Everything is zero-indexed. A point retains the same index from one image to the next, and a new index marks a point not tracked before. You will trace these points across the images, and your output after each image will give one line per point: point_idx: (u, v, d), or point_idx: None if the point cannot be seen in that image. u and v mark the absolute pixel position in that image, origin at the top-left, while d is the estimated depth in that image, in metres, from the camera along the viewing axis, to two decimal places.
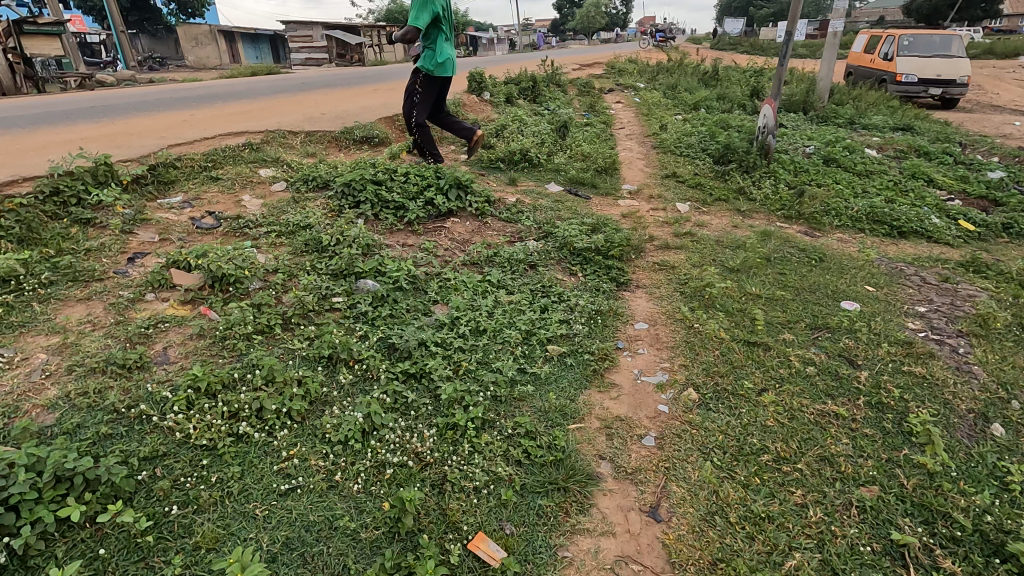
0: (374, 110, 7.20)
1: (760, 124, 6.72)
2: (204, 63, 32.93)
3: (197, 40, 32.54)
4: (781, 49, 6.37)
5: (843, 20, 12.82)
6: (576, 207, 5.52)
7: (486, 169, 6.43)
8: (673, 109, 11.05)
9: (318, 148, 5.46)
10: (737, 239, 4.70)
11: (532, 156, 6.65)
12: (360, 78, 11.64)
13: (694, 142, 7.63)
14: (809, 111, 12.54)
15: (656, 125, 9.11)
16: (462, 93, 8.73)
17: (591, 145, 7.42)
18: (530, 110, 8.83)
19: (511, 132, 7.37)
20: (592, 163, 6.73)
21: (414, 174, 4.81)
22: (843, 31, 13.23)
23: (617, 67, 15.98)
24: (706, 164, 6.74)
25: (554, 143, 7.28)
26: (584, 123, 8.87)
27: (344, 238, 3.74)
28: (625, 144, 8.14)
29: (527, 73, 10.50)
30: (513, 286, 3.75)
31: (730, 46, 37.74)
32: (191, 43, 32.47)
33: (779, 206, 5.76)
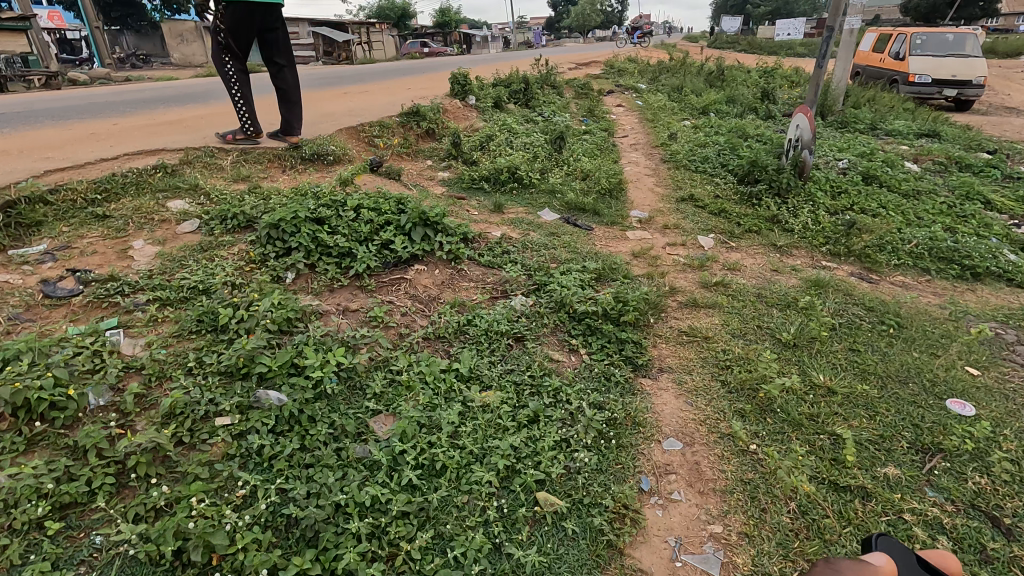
0: (336, 119, 6.12)
1: (793, 135, 5.67)
2: (189, 61, 31.67)
3: (181, 35, 31.23)
4: (820, 47, 5.29)
5: (859, 17, 11.83)
6: (575, 244, 4.49)
7: (467, 192, 5.39)
8: (679, 115, 10.01)
9: (253, 171, 4.38)
10: (782, 292, 3.67)
11: (521, 175, 5.61)
12: (334, 80, 10.58)
13: (710, 156, 6.62)
14: (825, 115, 11.55)
15: (663, 134, 8.06)
16: (444, 97, 7.67)
17: (591, 160, 6.39)
18: (522, 117, 7.79)
19: (499, 144, 6.32)
20: (593, 183, 5.69)
21: (368, 208, 3.77)
22: (859, 28, 12.22)
23: (617, 67, 14.90)
24: (728, 185, 5.72)
25: (548, 157, 6.24)
26: (582, 132, 7.84)
27: (253, 312, 2.66)
28: (629, 157, 7.10)
29: (519, 74, 9.43)
30: (491, 378, 2.70)
31: (728, 45, 36.76)
32: (174, 38, 31.15)
33: (822, 239, 4.74)
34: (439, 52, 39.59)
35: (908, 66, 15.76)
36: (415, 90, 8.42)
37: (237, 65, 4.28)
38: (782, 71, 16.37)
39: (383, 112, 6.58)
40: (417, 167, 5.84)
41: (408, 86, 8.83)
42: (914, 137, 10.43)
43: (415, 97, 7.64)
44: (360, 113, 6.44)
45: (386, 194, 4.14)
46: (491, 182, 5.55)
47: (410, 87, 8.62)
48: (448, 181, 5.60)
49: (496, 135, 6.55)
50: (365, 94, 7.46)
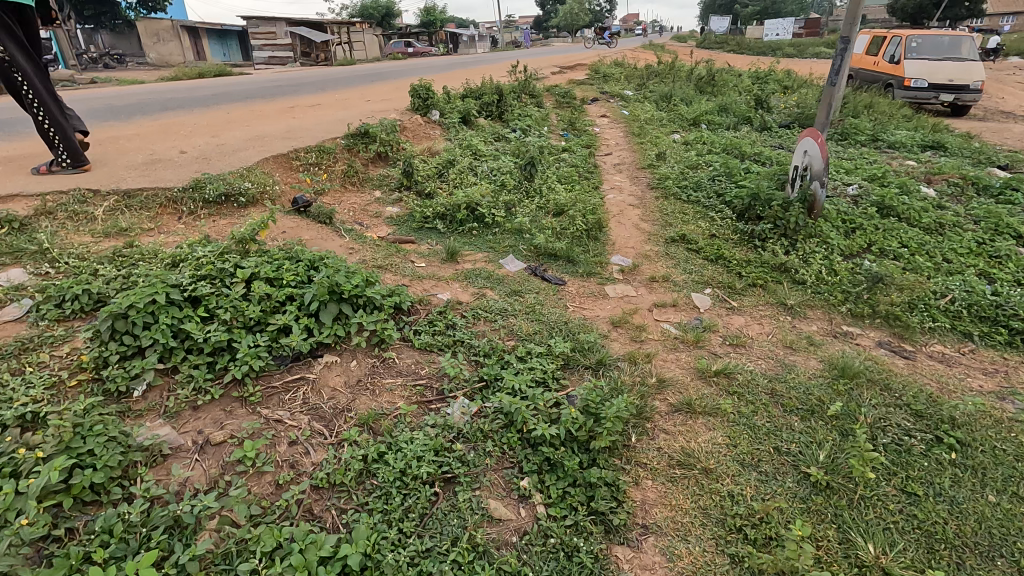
0: (266, 140, 5.21)
1: (800, 163, 4.85)
2: (166, 59, 30.75)
3: (156, 35, 30.36)
4: (833, 61, 4.48)
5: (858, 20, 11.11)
6: (541, 307, 3.64)
7: (417, 234, 4.53)
8: (668, 128, 9.20)
9: (136, 220, 3.49)
10: (801, 386, 2.85)
11: (484, 212, 4.75)
12: (293, 89, 9.68)
13: (702, 183, 5.81)
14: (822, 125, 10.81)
15: (650, 152, 7.24)
16: (403, 113, 6.81)
17: (567, 189, 5.56)
18: (493, 134, 6.93)
19: (460, 171, 5.46)
20: (568, 219, 4.84)
21: (265, 279, 2.90)
22: None
23: (602, 72, 14.09)
24: (724, 222, 4.91)
25: (516, 186, 5.39)
26: (559, 152, 7.02)
27: (35, 477, 1.78)
28: (611, 182, 6.27)
29: (492, 83, 8.57)
30: (397, 565, 1.86)
31: (716, 45, 36.13)
32: (150, 38, 30.34)
33: (839, 294, 3.93)
34: (423, 52, 38.62)
35: (903, 70, 15.02)
36: (373, 102, 7.53)
37: (40, 90, 3.58)
38: (775, 74, 15.63)
39: (326, 131, 5.66)
40: (361, 202, 4.98)
41: (367, 97, 7.94)
42: (919, 150, 9.69)
43: (369, 113, 6.74)
44: (299, 134, 5.54)
45: (299, 252, 3.26)
46: (445, 221, 4.70)
47: (368, 99, 7.74)
48: (395, 219, 4.74)
49: (459, 159, 5.69)
50: (313, 112, 6.57)
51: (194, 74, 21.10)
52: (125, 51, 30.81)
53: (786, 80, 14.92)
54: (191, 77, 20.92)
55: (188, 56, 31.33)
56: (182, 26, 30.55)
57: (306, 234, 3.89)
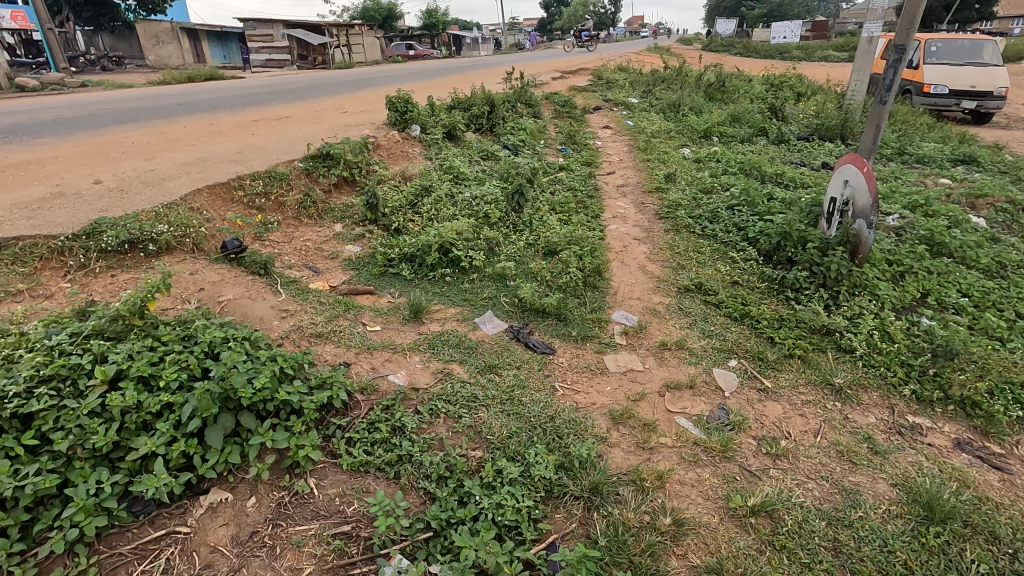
0: (208, 164, 4.44)
1: (840, 197, 4.07)
2: (166, 62, 30.04)
3: (156, 37, 29.36)
4: (889, 74, 3.71)
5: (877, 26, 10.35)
6: (520, 390, 2.86)
7: (377, 284, 3.76)
8: (676, 141, 8.41)
9: (3, 281, 2.74)
10: (875, 536, 2.05)
11: (461, 253, 3.97)
12: (270, 98, 8.95)
13: (719, 213, 5.02)
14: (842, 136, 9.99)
15: (658, 172, 6.46)
16: (380, 128, 6.05)
17: (562, 222, 4.78)
18: (480, 152, 6.16)
19: (437, 200, 4.68)
20: (562, 261, 4.06)
21: (135, 381, 2.11)
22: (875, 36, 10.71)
23: (605, 77, 13.31)
24: (748, 267, 4.11)
25: (502, 218, 4.62)
26: (555, 173, 6.25)
27: None
28: (613, 210, 5.49)
29: (483, 92, 7.80)
30: None
31: (722, 48, 35.35)
32: (150, 40, 29.35)
33: (898, 370, 3.14)
34: (423, 54, 37.92)
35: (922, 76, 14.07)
36: (347, 115, 6.78)
37: None
38: (789, 79, 14.81)
39: (282, 152, 4.89)
40: (315, 241, 4.22)
41: (343, 109, 7.19)
42: (950, 166, 8.85)
43: (339, 129, 5.99)
44: (251, 154, 4.76)
45: (199, 328, 2.47)
46: (413, 264, 3.92)
47: (345, 111, 6.98)
48: (355, 263, 3.98)
49: (436, 185, 4.91)
50: (276, 129, 5.82)
51: (185, 77, 20.40)
52: (123, 51, 30.26)
53: (800, 85, 14.10)
54: (182, 80, 20.23)
55: (187, 57, 30.69)
56: (180, 27, 29.92)
57: (229, 292, 3.11)
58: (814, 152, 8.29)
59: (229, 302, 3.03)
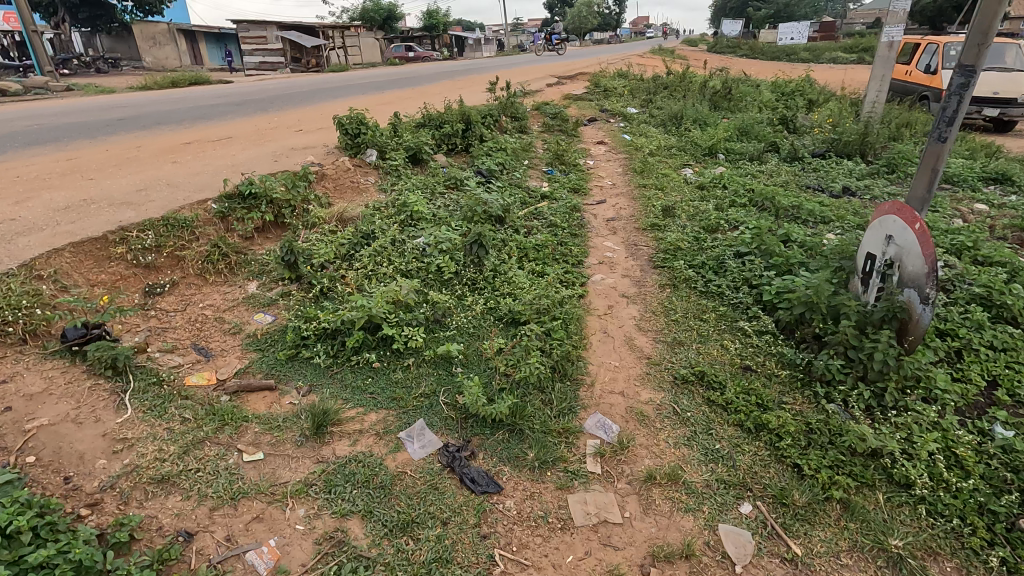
0: (92, 208, 3.60)
1: (886, 256, 3.17)
2: (165, 64, 29.14)
3: (153, 39, 28.63)
4: (957, 104, 2.85)
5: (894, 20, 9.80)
6: (440, 570, 1.98)
7: (281, 377, 2.89)
8: (677, 160, 7.52)
9: None
10: None
11: (395, 329, 3.10)
12: (231, 111, 8.16)
13: (726, 263, 4.13)
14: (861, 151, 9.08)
15: (654, 202, 5.61)
16: (329, 155, 5.21)
17: (534, 277, 3.91)
18: (447, 181, 5.30)
19: (379, 251, 3.81)
20: (525, 336, 3.18)
21: None
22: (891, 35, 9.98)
23: (603, 85, 12.41)
24: (763, 346, 3.23)
25: (458, 274, 3.76)
26: (534, 206, 5.41)
27: None
28: (599, 253, 4.63)
29: (459, 105, 6.95)
30: None
31: (728, 50, 34.34)
32: (148, 42, 28.49)
33: (981, 525, 2.23)
34: (423, 55, 37.08)
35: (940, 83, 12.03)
36: (298, 134, 5.94)
37: None
38: (799, 86, 13.90)
39: (194, 189, 4.05)
40: (218, 309, 3.36)
41: (297, 126, 6.36)
42: (984, 187, 7.95)
43: (281, 155, 5.15)
44: (154, 194, 3.92)
45: None
46: (334, 344, 3.05)
47: (299, 130, 6.14)
48: (260, 342, 3.11)
49: (381, 229, 4.04)
50: (206, 156, 4.98)
51: (170, 79, 19.55)
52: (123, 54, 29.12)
53: (812, 92, 13.22)
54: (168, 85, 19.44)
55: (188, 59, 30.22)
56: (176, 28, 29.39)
57: (47, 412, 2.26)
58: (832, 173, 7.42)
59: (40, 430, 2.17)
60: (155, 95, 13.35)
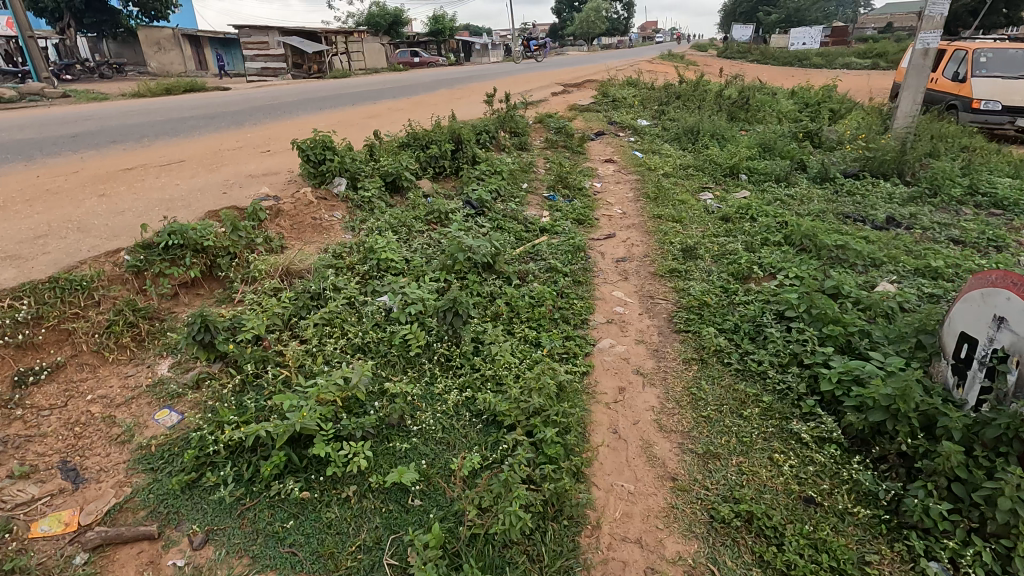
0: None
1: (993, 341, 2.33)
2: (167, 69, 28.39)
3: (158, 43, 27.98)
4: None
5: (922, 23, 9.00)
6: None
7: (171, 516, 2.11)
8: (694, 183, 6.71)
9: None
10: None
11: (332, 444, 2.30)
12: (204, 124, 7.45)
13: (767, 328, 3.30)
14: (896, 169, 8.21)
15: (671, 238, 4.82)
16: (292, 184, 4.45)
17: (524, 349, 3.12)
18: (428, 215, 4.52)
19: (329, 319, 3.02)
20: (507, 450, 2.38)
21: None
22: (920, 40, 9.18)
23: (612, 95, 11.59)
24: (829, 465, 2.40)
25: (428, 350, 2.97)
26: (531, 244, 4.64)
27: None
28: (607, 308, 3.85)
29: (451, 121, 6.19)
30: None
31: (739, 55, 33.45)
32: (152, 47, 27.83)
33: None
34: (428, 61, 36.46)
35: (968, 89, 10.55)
36: (262, 157, 5.20)
37: None
38: (822, 95, 13.04)
39: (109, 237, 3.30)
40: (111, 402, 2.59)
41: (265, 146, 5.61)
42: None
43: (234, 184, 4.39)
44: (54, 244, 3.17)
45: None
46: (248, 466, 2.25)
47: (266, 152, 5.40)
48: (153, 457, 2.32)
49: (336, 286, 3.24)
50: (143, 185, 4.23)
51: (162, 87, 18.85)
52: (128, 59, 28.72)
53: (836, 102, 12.36)
54: (162, 92, 18.77)
55: (191, 64, 29.73)
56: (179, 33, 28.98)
57: None
58: (870, 198, 6.59)
59: None
60: (141, 103, 12.79)
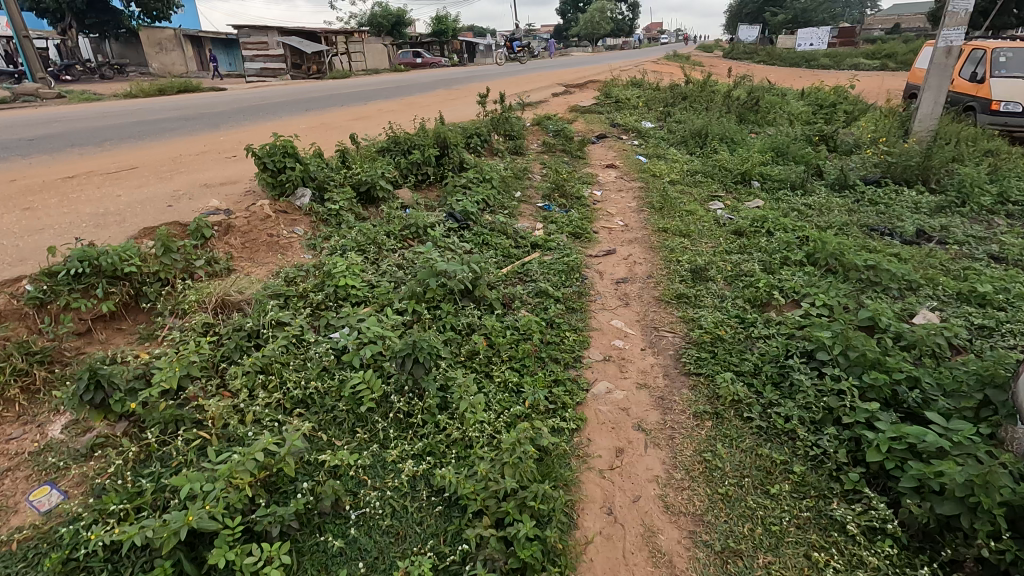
0: None
1: None
2: (172, 70, 28.33)
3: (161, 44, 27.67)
4: None
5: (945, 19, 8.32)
6: None
7: None
8: (702, 192, 6.17)
9: None
10: None
11: (241, 546, 1.78)
12: (177, 125, 6.96)
13: (794, 372, 2.77)
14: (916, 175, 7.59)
15: (678, 257, 4.29)
16: (249, 195, 3.94)
17: (502, 400, 2.60)
18: (404, 230, 4.00)
19: (266, 365, 2.49)
20: (468, 549, 1.87)
21: None
22: (943, 37, 8.51)
23: (615, 96, 11.04)
24: (885, 571, 1.87)
25: (385, 404, 2.45)
26: (520, 263, 4.11)
27: None
28: (604, 341, 3.32)
29: (437, 123, 5.67)
30: None
31: (746, 56, 32.80)
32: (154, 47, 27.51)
33: None
34: (430, 62, 35.97)
35: (987, 89, 9.91)
36: (224, 162, 4.69)
37: None
38: (836, 95, 12.45)
39: (12, 263, 2.80)
40: None
41: (230, 151, 5.10)
42: None
43: (183, 194, 3.88)
44: None
45: None
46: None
47: (229, 157, 4.88)
48: (11, 558, 1.80)
49: (280, 320, 2.72)
50: (77, 197, 3.72)
51: (155, 87, 18.37)
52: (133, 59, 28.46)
53: (852, 103, 11.78)
54: (156, 93, 18.30)
55: (190, 65, 29.29)
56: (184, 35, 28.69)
57: None
58: (896, 208, 6.03)
59: None
60: (128, 104, 12.38)
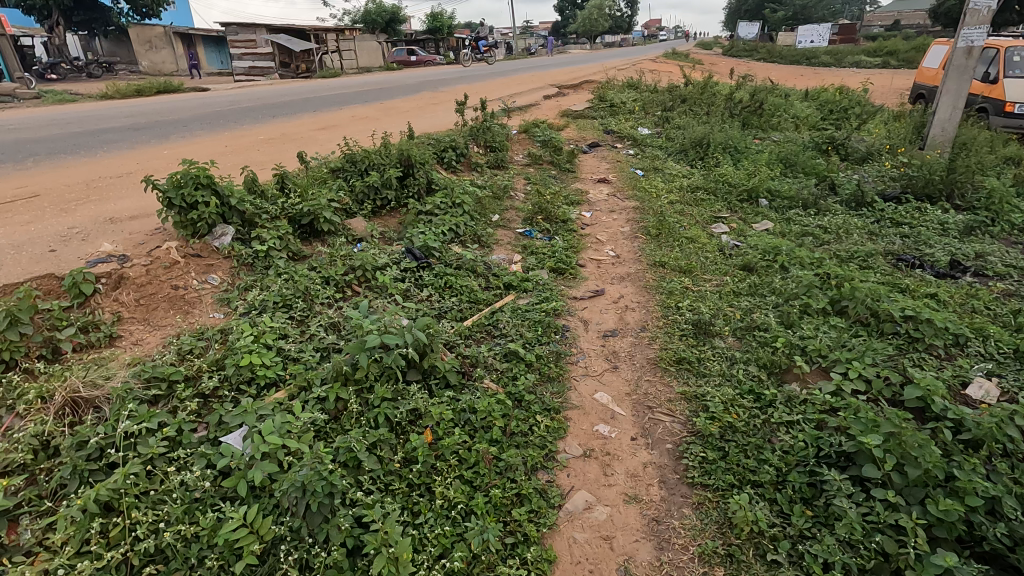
0: None
1: None
2: (161, 70, 27.28)
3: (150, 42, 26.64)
4: None
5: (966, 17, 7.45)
6: None
7: None
8: (704, 212, 5.48)
9: None
10: None
11: None
12: (119, 136, 6.23)
13: (830, 487, 2.09)
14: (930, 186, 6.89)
15: (676, 303, 3.60)
16: (159, 234, 3.26)
17: (440, 539, 1.93)
18: (346, 275, 3.32)
19: (111, 499, 1.80)
20: None
21: None
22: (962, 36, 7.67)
23: (610, 99, 10.36)
24: None
25: (274, 558, 1.78)
26: (487, 310, 3.42)
27: None
28: (585, 425, 2.64)
29: (402, 137, 4.98)
30: None
31: (746, 54, 32.00)
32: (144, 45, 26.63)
33: None
34: (424, 62, 35.22)
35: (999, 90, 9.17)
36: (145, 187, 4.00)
37: None
38: (845, 96, 11.74)
39: None
40: None
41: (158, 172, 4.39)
42: None
43: (76, 234, 3.20)
44: None
45: None
46: None
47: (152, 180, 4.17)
48: None
49: (147, 426, 2.04)
50: None
51: (133, 87, 17.55)
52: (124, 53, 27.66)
53: (864, 105, 11.06)
54: (134, 94, 17.50)
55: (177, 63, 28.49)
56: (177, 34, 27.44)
57: None
58: (922, 230, 5.34)
59: None
60: (97, 107, 11.66)
